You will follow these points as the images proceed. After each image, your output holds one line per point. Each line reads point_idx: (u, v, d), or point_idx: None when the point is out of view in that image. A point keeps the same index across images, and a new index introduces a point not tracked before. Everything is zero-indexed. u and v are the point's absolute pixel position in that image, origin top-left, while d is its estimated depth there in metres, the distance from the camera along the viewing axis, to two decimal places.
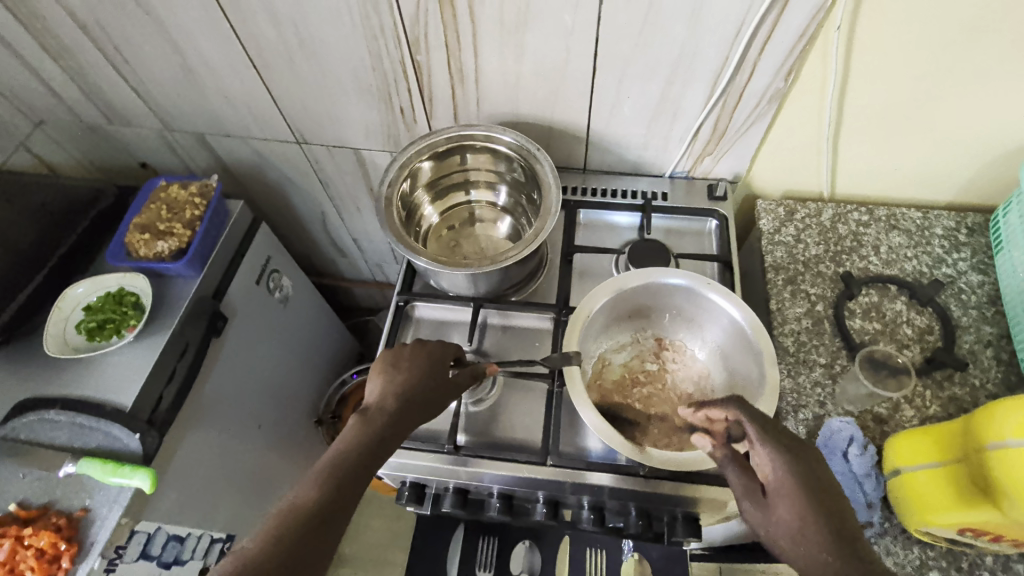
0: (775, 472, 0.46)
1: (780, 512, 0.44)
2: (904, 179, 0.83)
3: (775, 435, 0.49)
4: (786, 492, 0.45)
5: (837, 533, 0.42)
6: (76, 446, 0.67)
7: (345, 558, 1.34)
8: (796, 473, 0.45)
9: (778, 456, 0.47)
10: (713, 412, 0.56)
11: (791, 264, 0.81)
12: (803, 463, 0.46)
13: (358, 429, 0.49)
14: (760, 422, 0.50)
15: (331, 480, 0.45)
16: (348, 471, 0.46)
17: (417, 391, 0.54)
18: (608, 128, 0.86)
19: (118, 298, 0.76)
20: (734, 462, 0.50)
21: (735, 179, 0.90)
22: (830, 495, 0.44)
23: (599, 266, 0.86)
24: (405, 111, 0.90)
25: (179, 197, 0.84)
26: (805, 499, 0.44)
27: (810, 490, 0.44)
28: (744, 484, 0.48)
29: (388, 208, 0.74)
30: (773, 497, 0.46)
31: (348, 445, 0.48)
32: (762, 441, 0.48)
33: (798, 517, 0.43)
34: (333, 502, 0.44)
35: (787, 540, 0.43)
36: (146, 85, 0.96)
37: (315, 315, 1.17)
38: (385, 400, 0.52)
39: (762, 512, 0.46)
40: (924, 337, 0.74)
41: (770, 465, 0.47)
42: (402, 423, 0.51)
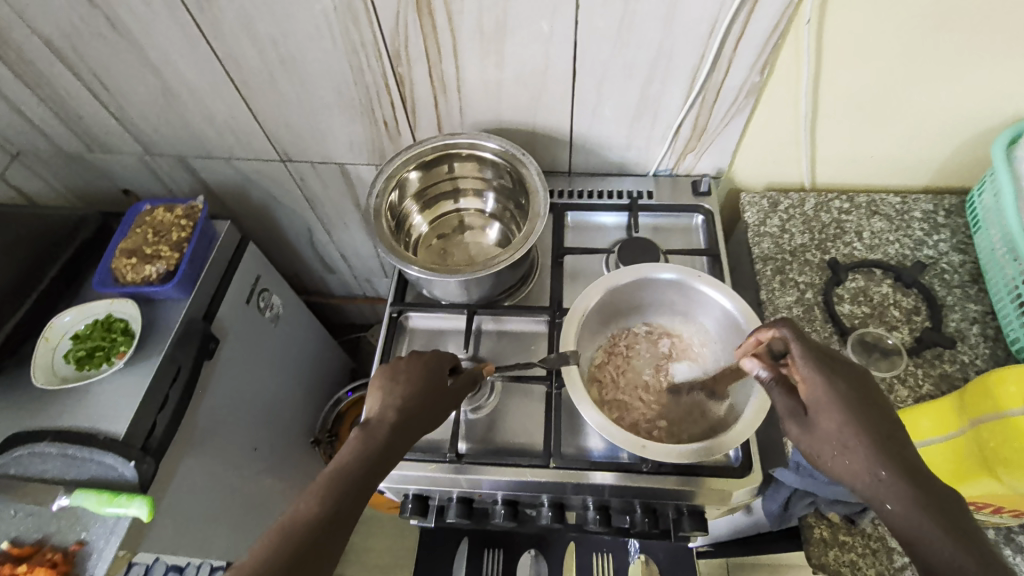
0: (818, 390, 0.50)
1: (823, 422, 0.49)
2: (881, 165, 0.85)
3: (820, 355, 0.53)
4: (831, 407, 0.49)
5: (872, 437, 0.47)
6: (70, 478, 0.65)
7: None
8: (833, 387, 0.50)
9: (820, 376, 0.51)
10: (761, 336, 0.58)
11: (778, 254, 0.82)
12: (843, 381, 0.50)
13: (358, 444, 0.47)
14: (808, 343, 0.54)
15: (330, 498, 0.43)
16: (348, 484, 0.45)
17: (416, 404, 0.51)
18: (591, 131, 0.87)
19: (107, 325, 0.76)
20: (781, 383, 0.54)
21: (718, 174, 0.92)
22: (867, 404, 0.49)
23: (590, 267, 0.87)
24: (388, 124, 0.91)
25: (165, 219, 0.83)
26: (844, 412, 0.49)
27: (849, 401, 0.49)
28: (789, 405, 0.52)
29: (378, 219, 0.74)
30: (814, 412, 0.50)
31: (348, 462, 0.46)
32: (805, 363, 0.52)
33: (840, 426, 0.48)
34: (332, 519, 0.42)
35: (829, 450, 0.48)
36: (126, 111, 0.95)
37: (307, 334, 1.16)
38: (383, 415, 0.50)
39: (806, 427, 0.51)
40: (911, 318, 0.75)
41: (808, 383, 0.51)
42: (401, 438, 0.49)
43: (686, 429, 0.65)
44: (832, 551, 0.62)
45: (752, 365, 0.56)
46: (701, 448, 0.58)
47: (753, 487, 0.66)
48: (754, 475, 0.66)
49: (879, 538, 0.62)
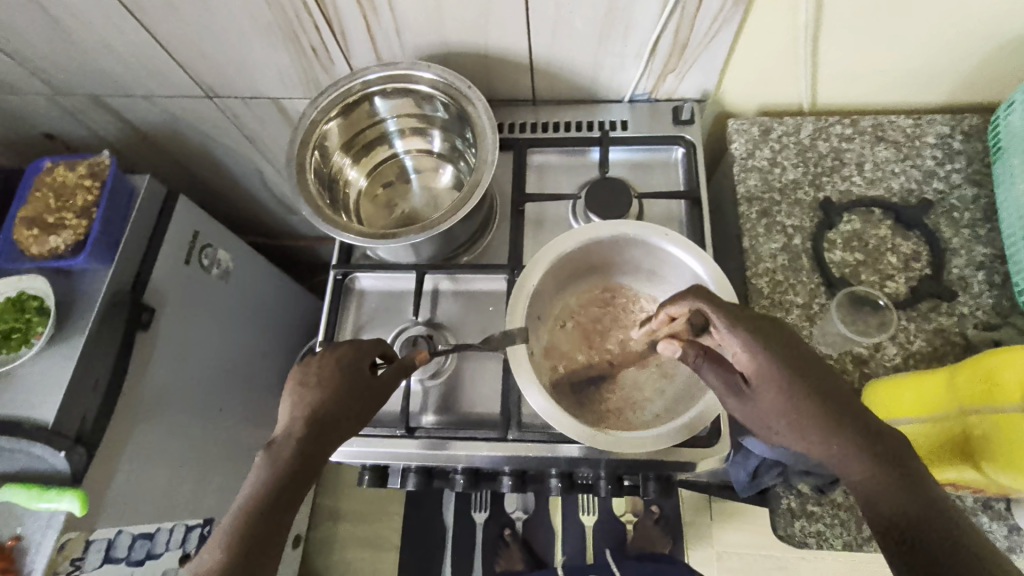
0: (749, 355, 0.46)
1: (764, 393, 0.44)
2: (892, 80, 0.73)
3: (741, 318, 0.48)
4: (766, 372, 0.44)
5: (811, 394, 0.43)
6: (1, 470, 0.64)
7: (344, 513, 1.36)
8: (766, 354, 0.45)
9: (747, 338, 0.46)
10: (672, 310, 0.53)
11: (766, 193, 0.72)
12: (771, 339, 0.46)
13: (266, 469, 0.45)
14: (725, 308, 0.49)
15: (240, 538, 0.41)
16: (260, 518, 0.43)
17: (330, 411, 0.50)
18: (553, 51, 0.73)
19: (19, 304, 0.69)
20: (707, 358, 0.49)
21: (704, 98, 0.79)
22: (802, 361, 0.44)
23: (555, 213, 0.78)
24: (318, 51, 0.77)
25: (67, 179, 0.74)
26: (783, 378, 0.44)
27: (789, 365, 0.44)
28: (723, 378, 0.48)
29: (302, 177, 0.64)
30: (754, 383, 0.45)
31: (255, 494, 0.44)
32: (728, 328, 0.47)
33: (779, 394, 0.44)
34: (246, 560, 0.40)
35: (776, 419, 0.44)
36: (15, 47, 0.81)
37: (270, 285, 1.08)
38: (293, 428, 0.48)
39: (746, 400, 0.46)
40: (910, 265, 0.67)
41: (741, 354, 0.46)
42: (315, 452, 0.47)
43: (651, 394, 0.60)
44: (798, 522, 0.59)
45: (669, 349, 0.51)
46: (685, 425, 0.53)
47: (723, 457, 0.61)
48: (724, 445, 0.61)
49: (849, 508, 0.59)
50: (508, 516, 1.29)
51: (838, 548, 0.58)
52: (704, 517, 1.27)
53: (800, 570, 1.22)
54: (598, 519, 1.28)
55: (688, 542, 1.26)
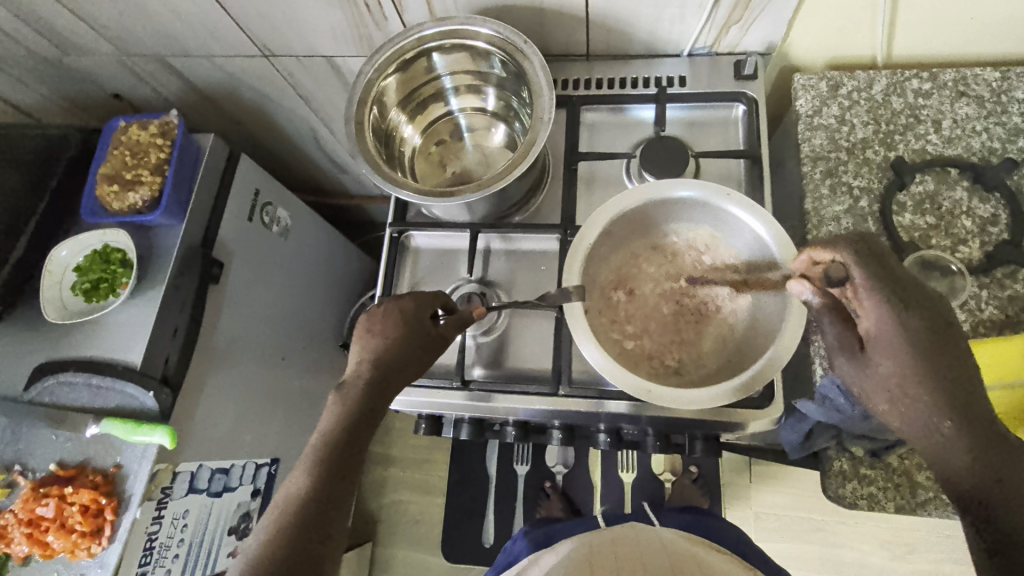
0: (883, 326, 0.46)
1: (880, 364, 0.46)
2: (981, 28, 0.68)
3: (887, 278, 0.46)
4: (894, 345, 0.45)
5: (931, 372, 0.44)
6: (98, 407, 0.70)
7: (395, 460, 1.43)
8: (903, 327, 0.45)
9: (891, 312, 0.45)
10: (815, 255, 0.50)
11: (832, 152, 0.69)
12: (915, 315, 0.45)
13: (337, 409, 0.49)
14: (872, 266, 0.46)
15: (319, 468, 0.46)
16: (332, 455, 0.47)
17: (392, 356, 0.52)
18: (611, 4, 0.71)
19: (105, 257, 0.74)
20: (832, 310, 0.49)
21: (769, 51, 0.76)
22: (939, 344, 0.44)
23: (609, 173, 0.77)
24: (371, 7, 0.77)
25: (141, 138, 0.78)
26: (909, 356, 0.45)
27: (924, 344, 0.44)
28: (841, 336, 0.48)
29: (361, 135, 0.65)
30: (872, 349, 0.47)
31: (328, 432, 0.48)
32: (869, 293, 0.46)
33: (900, 371, 0.45)
34: (325, 489, 0.45)
35: (879, 390, 0.46)
36: (84, 7, 0.84)
37: (324, 242, 1.12)
38: (359, 372, 0.51)
39: (859, 362, 0.47)
40: (986, 229, 0.64)
41: (878, 320, 0.46)
42: (380, 396, 0.51)
43: (697, 358, 0.61)
44: (849, 483, 0.59)
45: (799, 289, 0.50)
46: (741, 385, 0.54)
47: (774, 418, 0.62)
48: (776, 406, 0.62)
49: (904, 473, 0.59)
50: (548, 470, 1.33)
51: (891, 511, 0.58)
52: (743, 478, 1.29)
53: (840, 533, 1.23)
54: (637, 475, 1.31)
55: (726, 500, 1.28)
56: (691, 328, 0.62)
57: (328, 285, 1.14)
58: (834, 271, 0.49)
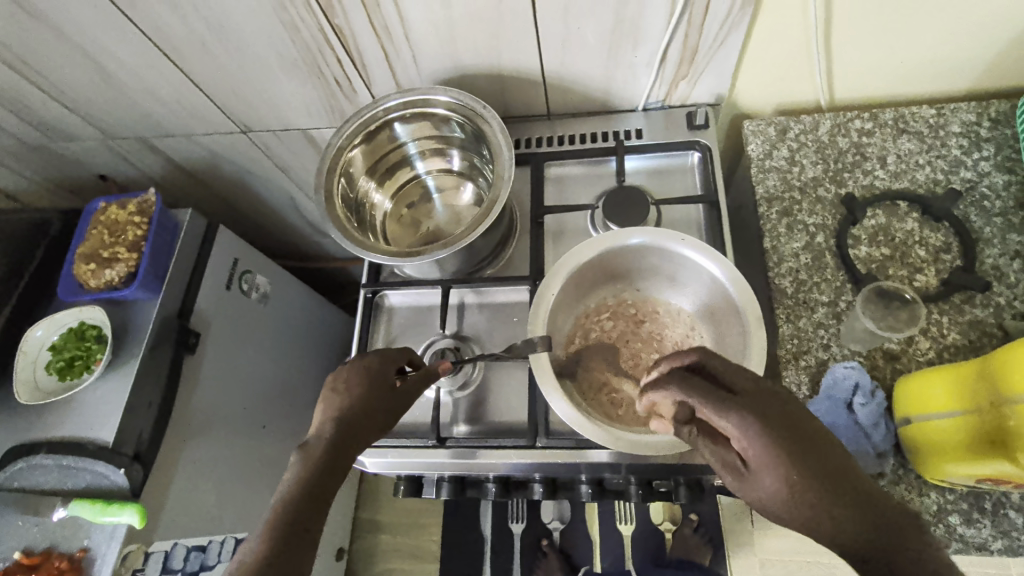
0: (743, 436, 0.38)
1: (763, 478, 0.37)
2: (910, 72, 0.72)
3: (712, 394, 0.41)
4: (762, 455, 0.37)
5: (808, 465, 0.36)
6: (68, 487, 0.69)
7: (385, 526, 1.38)
8: (761, 431, 0.37)
9: (738, 413, 0.39)
10: (653, 395, 0.47)
11: (786, 192, 0.72)
12: (763, 413, 0.38)
13: (300, 464, 0.48)
14: (699, 385, 0.42)
15: (280, 522, 0.44)
16: (298, 513, 0.44)
17: (358, 410, 0.53)
18: (565, 67, 0.76)
19: (80, 334, 0.75)
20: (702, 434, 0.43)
21: (718, 101, 0.80)
22: (805, 443, 0.37)
23: (575, 224, 0.79)
24: (341, 82, 0.81)
25: (119, 217, 0.80)
26: (783, 457, 0.36)
27: (786, 439, 0.37)
28: (719, 458, 0.41)
29: (330, 203, 0.68)
30: (752, 466, 0.38)
31: (292, 489, 0.46)
32: (711, 406, 0.40)
33: (787, 483, 0.36)
34: (287, 543, 0.42)
35: (781, 510, 0.36)
36: (70, 97, 0.88)
37: (307, 306, 1.13)
38: (324, 428, 0.52)
39: (745, 483, 0.39)
40: (939, 257, 0.66)
41: (730, 430, 0.39)
42: (348, 449, 0.51)
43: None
44: None
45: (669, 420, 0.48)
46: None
47: None
48: None
49: None
50: (545, 527, 1.29)
51: None
52: (745, 523, 1.24)
53: None
54: (636, 527, 1.27)
55: (729, 549, 1.23)
56: (655, 376, 0.62)
57: (312, 349, 1.14)
58: (679, 409, 0.46)
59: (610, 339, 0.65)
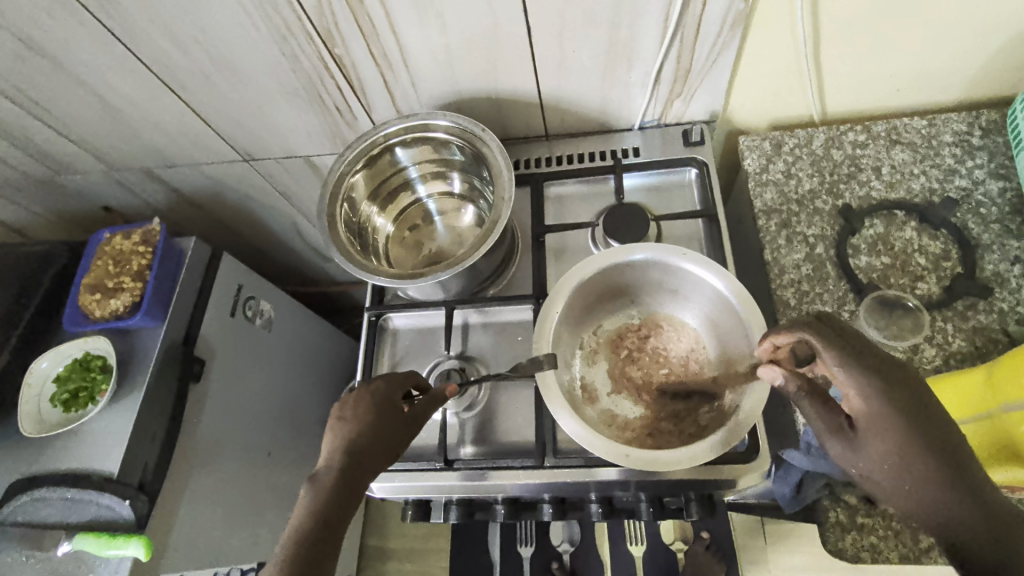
0: (869, 400, 0.41)
1: (872, 442, 0.41)
2: (899, 84, 0.74)
3: (854, 351, 0.42)
4: (885, 420, 0.40)
5: (926, 438, 0.39)
6: (72, 521, 0.68)
7: (392, 553, 1.35)
8: (892, 398, 0.40)
9: (870, 381, 0.41)
10: (779, 339, 0.49)
11: (783, 205, 0.73)
12: (897, 387, 0.40)
13: (309, 501, 0.49)
14: (839, 341, 0.43)
15: (288, 565, 0.44)
16: (307, 551, 0.46)
17: (365, 438, 0.53)
18: (561, 89, 0.77)
19: (86, 364, 0.75)
20: (811, 391, 0.46)
21: (712, 118, 0.82)
22: (926, 419, 0.39)
23: (576, 242, 0.80)
24: (342, 110, 0.83)
25: (124, 247, 0.81)
26: (901, 426, 0.39)
27: (911, 411, 0.39)
28: (826, 416, 0.44)
29: (333, 228, 0.68)
30: (865, 426, 0.41)
31: (302, 525, 0.47)
32: (842, 368, 0.42)
33: (898, 452, 0.39)
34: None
35: (881, 471, 0.40)
36: (76, 131, 0.90)
37: (310, 331, 1.13)
38: (332, 461, 0.52)
39: (849, 442, 0.42)
40: (940, 265, 0.66)
41: (857, 395, 0.41)
42: (355, 481, 0.51)
43: (676, 421, 0.60)
44: (849, 535, 0.57)
45: (769, 375, 0.49)
46: (721, 438, 0.54)
47: (763, 472, 0.61)
48: (763, 459, 0.61)
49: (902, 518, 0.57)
50: (554, 549, 1.26)
51: (897, 562, 0.56)
52: (759, 541, 1.22)
53: None
54: (647, 548, 1.24)
55: (743, 566, 1.21)
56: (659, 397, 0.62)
57: (316, 373, 1.14)
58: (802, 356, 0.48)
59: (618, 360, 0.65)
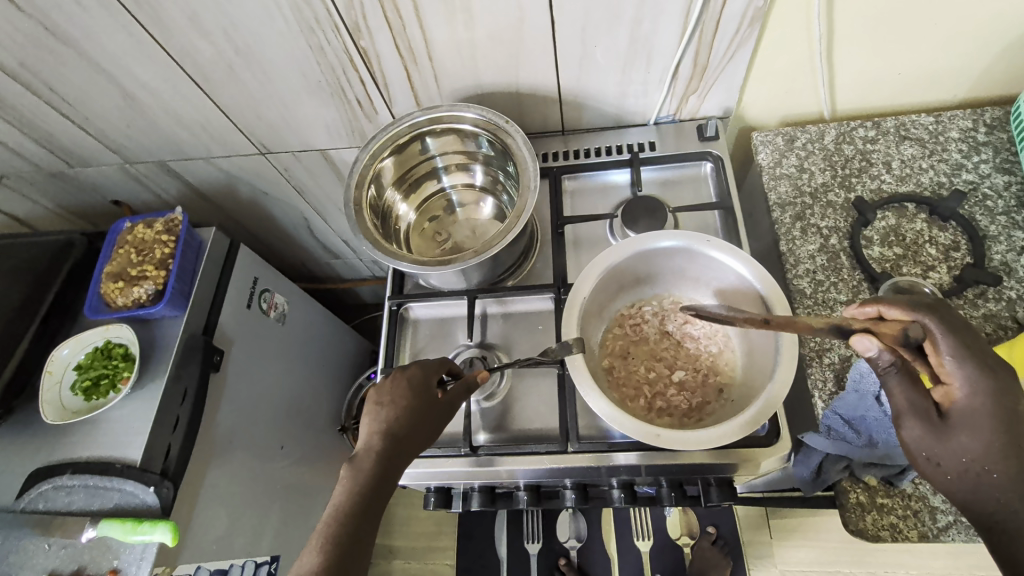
0: (977, 399, 0.41)
1: (962, 435, 0.42)
2: (907, 83, 0.76)
3: (977, 348, 0.42)
4: (985, 421, 0.41)
5: (1018, 447, 0.40)
6: (96, 508, 0.68)
7: (398, 551, 1.34)
8: (997, 404, 0.41)
9: (986, 381, 0.41)
10: (887, 310, 0.45)
11: (797, 198, 0.75)
12: (1006, 392, 0.41)
13: (349, 482, 0.49)
14: (965, 334, 0.43)
15: (333, 546, 0.45)
16: (349, 530, 0.46)
17: (403, 423, 0.54)
18: (581, 85, 0.79)
19: (107, 353, 0.76)
20: (906, 371, 0.44)
21: (726, 114, 0.84)
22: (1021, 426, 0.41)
23: (594, 234, 0.81)
24: (363, 103, 0.84)
25: (146, 236, 0.81)
26: (993, 429, 0.41)
27: (1009, 417, 0.41)
28: (917, 401, 0.44)
29: (359, 215, 0.69)
30: (956, 420, 0.42)
31: (342, 505, 0.48)
32: (963, 363, 0.42)
33: (985, 451, 0.41)
34: (340, 566, 0.44)
35: (960, 465, 0.41)
36: (94, 123, 0.90)
37: (321, 325, 1.13)
38: (370, 444, 0.52)
39: (933, 431, 0.43)
40: (950, 255, 0.69)
41: (965, 392, 0.42)
42: (394, 464, 0.51)
43: (695, 385, 0.64)
44: (868, 515, 0.59)
45: (865, 346, 0.44)
46: (747, 419, 0.55)
47: (784, 455, 0.62)
48: (783, 442, 0.62)
49: (920, 498, 0.59)
50: (562, 546, 1.27)
51: (913, 540, 0.57)
52: (764, 535, 1.23)
53: None
54: (654, 543, 1.26)
55: (749, 561, 1.22)
56: (679, 372, 0.65)
57: (327, 367, 1.14)
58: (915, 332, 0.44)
59: (652, 327, 0.68)
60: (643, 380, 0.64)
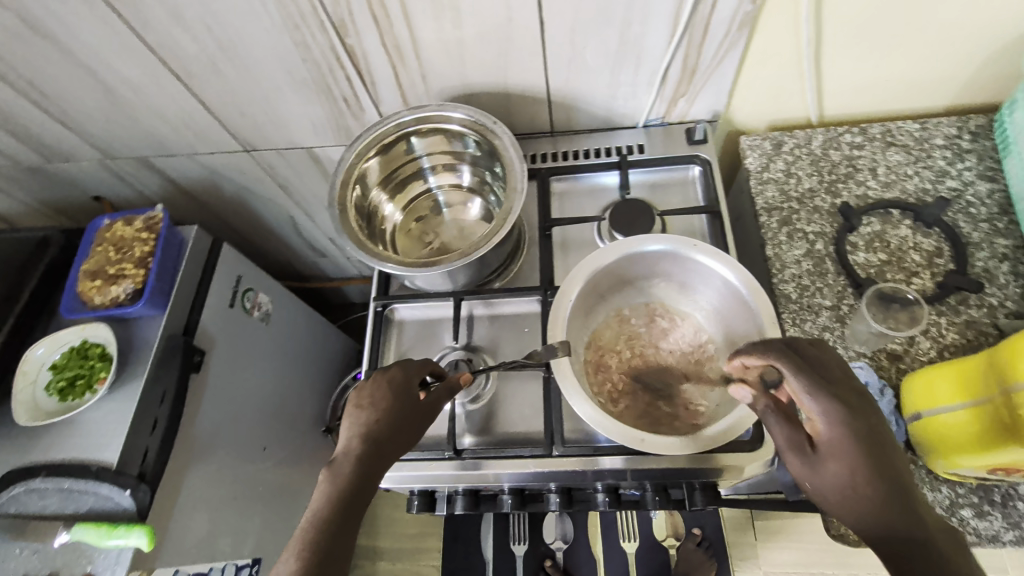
0: (833, 424, 0.42)
1: (831, 464, 0.42)
2: (894, 89, 0.77)
3: (819, 377, 0.44)
4: (845, 445, 0.41)
5: (875, 463, 0.41)
6: (70, 511, 0.66)
7: (382, 552, 1.33)
8: (851, 426, 0.41)
9: (836, 406, 0.42)
10: (748, 360, 0.49)
11: (784, 203, 0.75)
12: (857, 413, 0.42)
13: (329, 485, 0.48)
14: (805, 367, 0.45)
15: (312, 551, 0.44)
16: (328, 533, 0.45)
17: (384, 425, 0.54)
18: (570, 86, 0.79)
19: (83, 353, 0.74)
20: (777, 412, 0.46)
21: (714, 118, 0.84)
22: (879, 444, 0.41)
23: (582, 236, 0.81)
24: (349, 101, 0.83)
25: (126, 234, 0.80)
26: (856, 452, 0.41)
27: (863, 437, 0.41)
28: (789, 437, 0.44)
29: (344, 214, 0.68)
30: (824, 450, 0.42)
31: (320, 510, 0.47)
32: (810, 395, 0.43)
33: (850, 472, 0.41)
34: (320, 568, 0.43)
35: (835, 491, 0.41)
36: (73, 117, 0.88)
37: (307, 325, 1.12)
38: (351, 447, 0.52)
39: (807, 464, 0.43)
40: (934, 261, 0.69)
41: (821, 420, 0.42)
42: (375, 466, 0.51)
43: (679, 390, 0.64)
44: None
45: (741, 392, 0.49)
46: (721, 431, 0.55)
47: (768, 460, 0.62)
48: (768, 447, 0.62)
49: None
50: (548, 547, 1.27)
51: None
52: (749, 536, 1.24)
53: None
54: (639, 544, 1.26)
55: (734, 563, 1.22)
56: (662, 378, 0.65)
57: (312, 367, 1.13)
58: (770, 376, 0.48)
59: (642, 335, 0.68)
60: (626, 380, 0.64)
